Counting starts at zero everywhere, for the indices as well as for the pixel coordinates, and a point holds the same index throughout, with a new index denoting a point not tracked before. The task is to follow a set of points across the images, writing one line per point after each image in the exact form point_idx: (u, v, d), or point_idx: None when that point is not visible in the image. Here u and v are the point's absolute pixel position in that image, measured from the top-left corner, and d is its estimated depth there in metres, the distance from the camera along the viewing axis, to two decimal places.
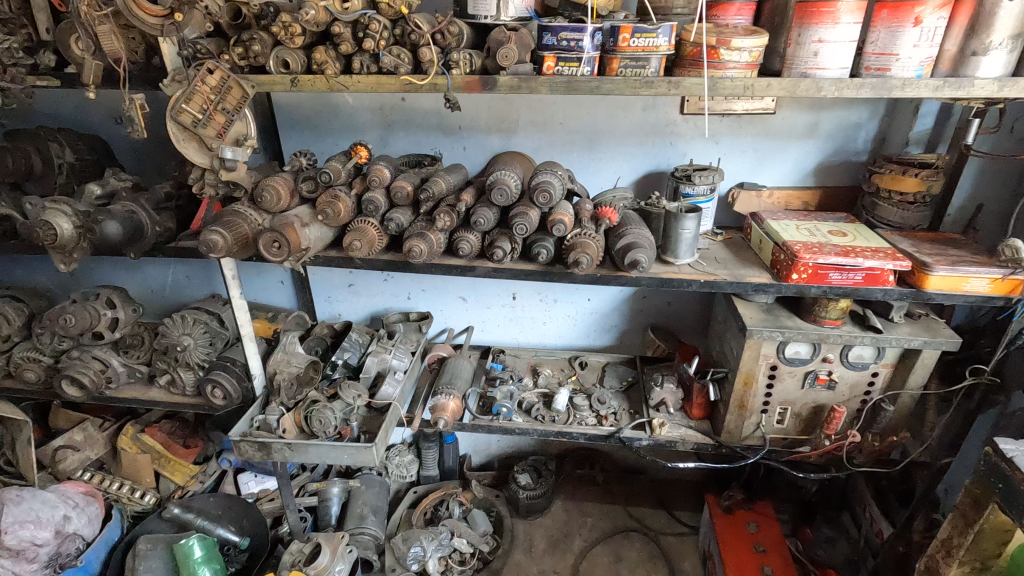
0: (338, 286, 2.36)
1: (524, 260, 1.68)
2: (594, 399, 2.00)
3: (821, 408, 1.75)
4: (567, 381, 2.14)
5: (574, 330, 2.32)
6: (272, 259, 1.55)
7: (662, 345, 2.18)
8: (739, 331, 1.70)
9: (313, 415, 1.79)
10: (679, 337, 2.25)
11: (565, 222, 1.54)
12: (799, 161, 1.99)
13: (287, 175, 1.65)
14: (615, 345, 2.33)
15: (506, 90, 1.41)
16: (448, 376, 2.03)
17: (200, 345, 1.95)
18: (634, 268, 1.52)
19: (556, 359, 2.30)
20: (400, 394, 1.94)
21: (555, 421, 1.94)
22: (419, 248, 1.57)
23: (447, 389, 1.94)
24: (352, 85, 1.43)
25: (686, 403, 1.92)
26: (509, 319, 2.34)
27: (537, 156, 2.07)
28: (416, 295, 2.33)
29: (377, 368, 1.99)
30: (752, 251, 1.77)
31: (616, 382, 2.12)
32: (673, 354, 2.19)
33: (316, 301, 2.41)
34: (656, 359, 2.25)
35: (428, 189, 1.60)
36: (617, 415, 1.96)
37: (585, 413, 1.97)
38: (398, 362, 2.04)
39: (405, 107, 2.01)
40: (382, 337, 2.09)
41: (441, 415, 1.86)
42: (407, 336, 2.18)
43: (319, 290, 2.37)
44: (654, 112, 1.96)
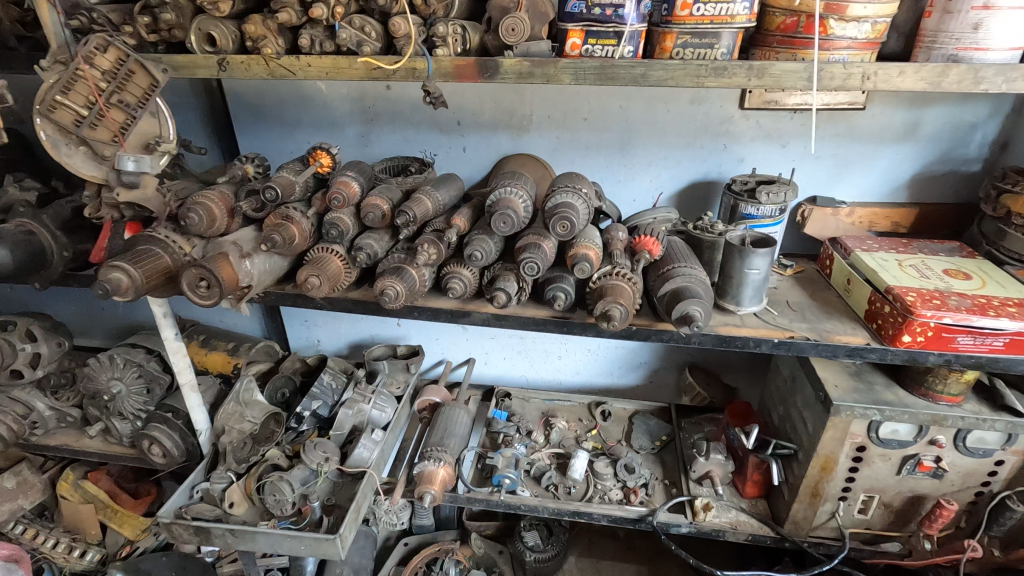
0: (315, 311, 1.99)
1: (536, 304, 1.28)
2: (620, 467, 1.61)
3: (919, 499, 1.35)
4: (587, 438, 1.74)
5: (594, 366, 1.92)
6: (199, 302, 1.17)
7: (703, 391, 1.78)
8: (815, 401, 1.29)
9: (267, 489, 1.43)
10: (724, 380, 1.84)
11: (591, 258, 1.14)
12: (889, 170, 1.56)
13: (226, 189, 1.26)
14: (645, 388, 1.93)
15: (512, 79, 0.99)
16: (439, 433, 1.63)
17: (134, 393, 1.58)
18: (685, 325, 1.12)
19: (573, 406, 1.89)
20: (378, 457, 1.58)
21: (571, 496, 1.55)
22: (397, 292, 1.19)
23: (437, 455, 1.54)
24: (300, 69, 1.03)
25: (737, 478, 1.52)
26: (518, 352, 1.95)
27: (554, 160, 1.66)
28: (407, 322, 1.95)
29: (353, 423, 1.63)
30: (834, 292, 1.36)
31: (647, 442, 1.71)
32: (717, 402, 1.79)
33: (291, 326, 2.04)
34: (695, 407, 1.84)
35: (409, 212, 1.20)
36: (648, 489, 1.57)
37: (608, 483, 1.58)
38: (379, 413, 1.66)
39: (391, 96, 1.61)
40: (362, 380, 1.71)
41: (426, 489, 1.48)
42: (393, 377, 1.79)
43: (294, 315, 2.00)
44: (705, 107, 1.54)
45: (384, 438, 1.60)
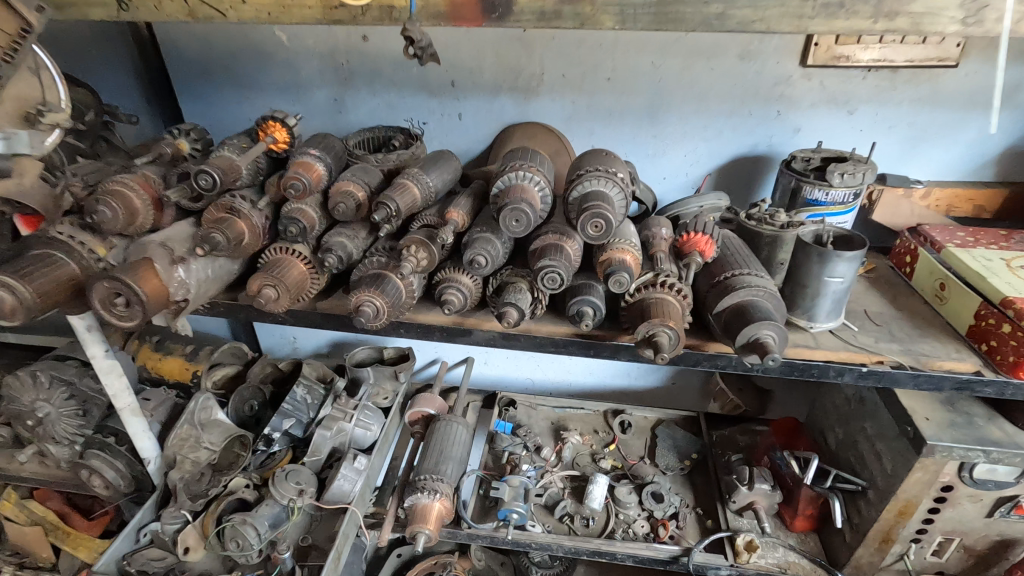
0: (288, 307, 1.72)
1: (556, 318, 1.01)
2: (645, 495, 1.38)
3: (1008, 543, 1.13)
4: (605, 455, 1.51)
5: (609, 368, 1.68)
6: (118, 324, 0.88)
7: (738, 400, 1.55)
8: (896, 434, 1.05)
9: (226, 534, 1.19)
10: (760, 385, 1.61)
11: (629, 266, 0.88)
12: (977, 142, 1.29)
13: (151, 173, 0.97)
14: (668, 392, 1.69)
15: (530, 22, 0.71)
16: (433, 455, 1.38)
17: (67, 415, 1.31)
18: (751, 355, 0.86)
19: (586, 415, 1.65)
20: (362, 489, 1.32)
21: (589, 530, 1.33)
22: (379, 307, 0.92)
23: (431, 486, 1.30)
24: (233, 9, 0.73)
25: (785, 510, 1.29)
26: (522, 352, 1.69)
27: (570, 129, 1.36)
28: None
29: (332, 445, 1.38)
30: (918, 299, 1.10)
31: (675, 461, 1.49)
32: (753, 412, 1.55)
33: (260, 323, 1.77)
34: (727, 416, 1.61)
35: (389, 204, 0.92)
36: (681, 521, 1.34)
37: (631, 512, 1.37)
38: (363, 432, 1.43)
39: (368, 50, 1.30)
40: (342, 394, 1.45)
41: (419, 529, 1.26)
42: (380, 387, 1.54)
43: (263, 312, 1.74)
44: (756, 63, 1.25)
45: (369, 465, 1.35)
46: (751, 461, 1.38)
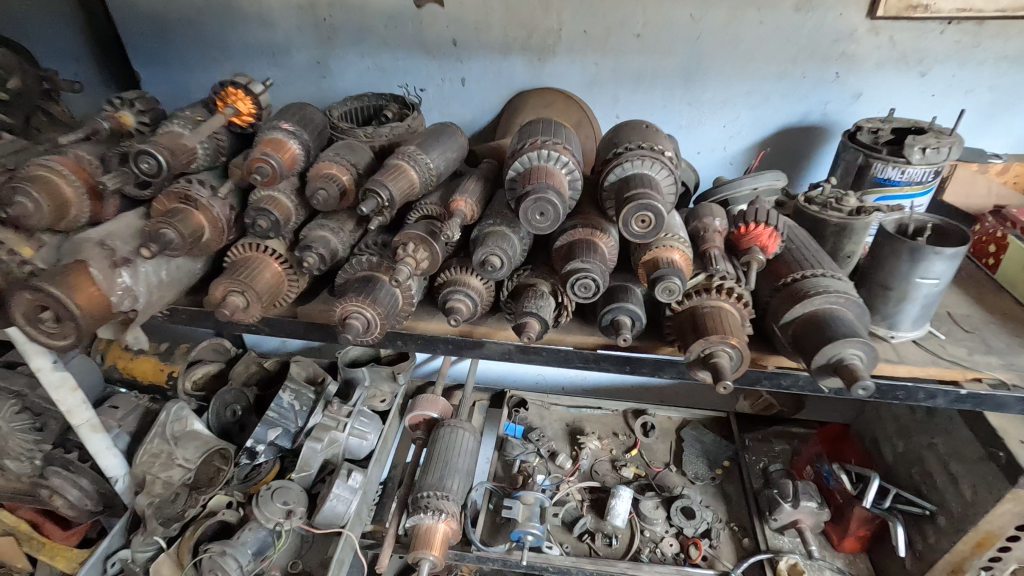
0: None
1: (584, 326, 0.85)
2: (674, 510, 1.24)
3: None
4: (627, 462, 1.37)
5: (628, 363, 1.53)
6: (48, 343, 0.72)
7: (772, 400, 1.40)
8: (980, 457, 0.90)
9: (204, 566, 1.05)
10: None
11: (680, 268, 0.71)
12: None
13: (86, 153, 0.79)
14: (692, 390, 1.54)
15: None
16: (437, 468, 1.23)
17: (22, 430, 1.16)
18: (832, 378, 0.69)
19: (604, 416, 1.51)
20: (358, 508, 1.18)
21: (613, 551, 1.20)
22: (371, 319, 0.75)
23: (436, 505, 1.16)
24: None
25: (831, 529, 1.16)
26: None
27: (592, 95, 1.17)
28: None
29: (323, 458, 1.23)
30: (1009, 298, 0.93)
31: (705, 468, 1.34)
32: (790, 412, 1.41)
33: None
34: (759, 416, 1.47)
35: (380, 191, 0.75)
36: (714, 540, 1.20)
37: (657, 529, 1.23)
38: (359, 441, 1.28)
39: (355, 2, 1.10)
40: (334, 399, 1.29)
41: (423, 555, 1.13)
42: (376, 389, 1.39)
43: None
44: (815, 15, 1.05)
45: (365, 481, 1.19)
46: (791, 474, 1.24)
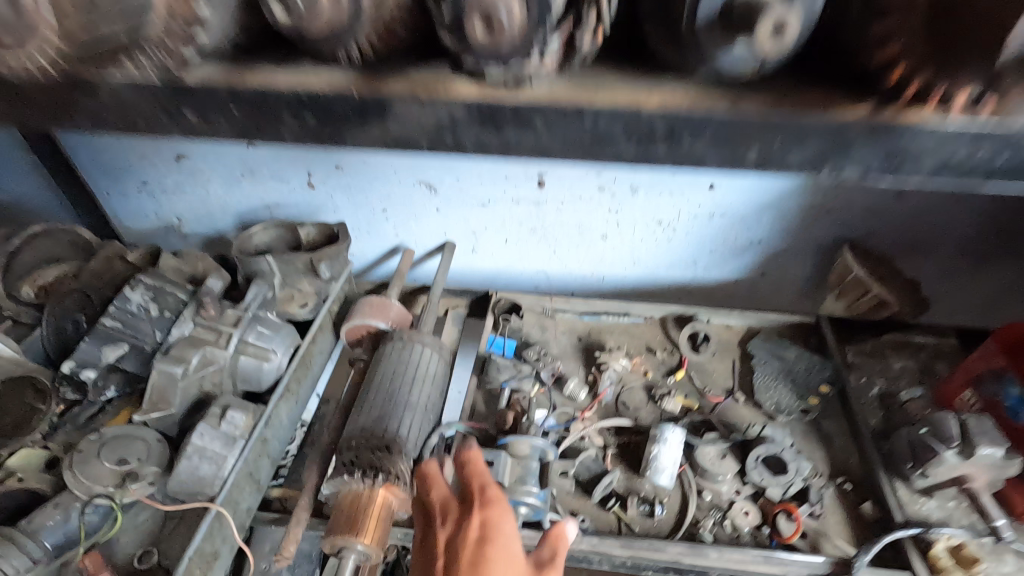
0: (156, 162, 1.10)
1: (634, 80, 0.37)
2: (751, 462, 0.79)
3: None
4: (671, 391, 0.92)
5: (664, 250, 1.13)
6: None
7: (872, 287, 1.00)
8: None
9: None
10: (893, 265, 1.08)
11: None
12: None
13: None
14: (752, 289, 1.17)
15: None
16: (375, 404, 0.79)
17: None
18: None
19: (632, 325, 1.04)
20: (241, 466, 0.71)
21: (657, 525, 0.77)
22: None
23: (370, 462, 0.72)
24: None
25: (1013, 490, 0.72)
26: (533, 232, 1.14)
27: None
28: (331, 178, 1.09)
29: (194, 390, 0.77)
30: None
31: (792, 398, 0.89)
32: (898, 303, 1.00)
33: (116, 198, 1.17)
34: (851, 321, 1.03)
35: None
36: (816, 506, 0.76)
37: (723, 490, 0.79)
38: (253, 361, 0.81)
39: None
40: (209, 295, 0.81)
41: (349, 542, 0.67)
42: (292, 290, 0.92)
43: (123, 174, 1.13)
44: None
45: (251, 421, 0.73)
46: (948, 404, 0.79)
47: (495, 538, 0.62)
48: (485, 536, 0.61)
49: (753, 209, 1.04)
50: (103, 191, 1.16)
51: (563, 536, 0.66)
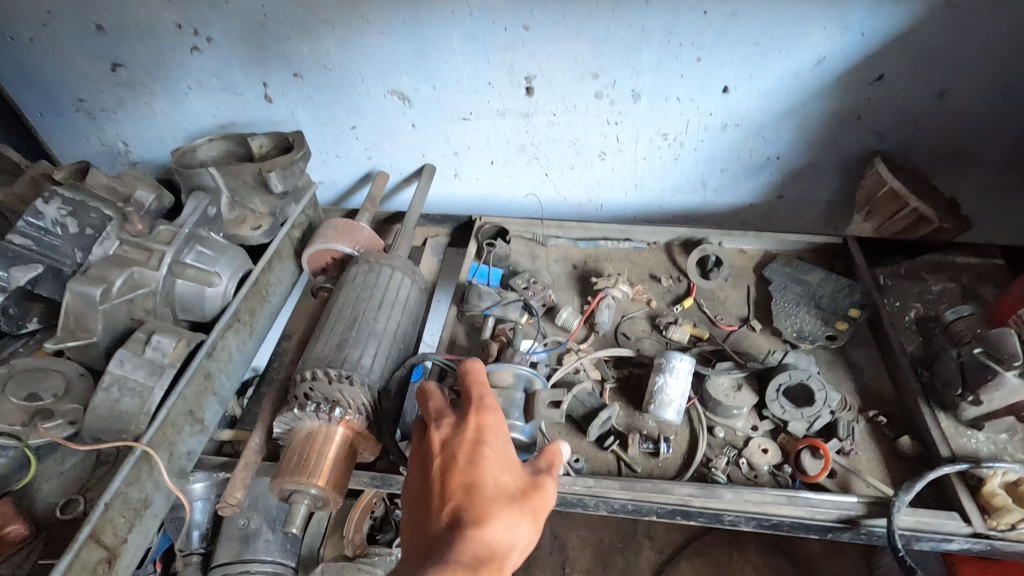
0: (90, 74, 0.97)
1: None
2: (771, 392, 0.69)
3: None
4: (678, 319, 0.81)
5: (670, 170, 1.00)
6: None
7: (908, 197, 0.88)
8: None
9: None
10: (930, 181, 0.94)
11: None
12: None
13: None
14: (768, 213, 1.05)
15: None
16: (335, 332, 0.68)
17: None
18: None
19: (632, 252, 0.93)
20: (174, 402, 0.61)
21: (662, 466, 0.67)
22: None
23: (326, 395, 0.61)
24: None
25: None
26: (521, 150, 1.01)
27: None
28: (290, 89, 0.95)
29: (123, 319, 0.66)
30: None
31: (816, 324, 0.79)
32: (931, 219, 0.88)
33: (52, 119, 1.04)
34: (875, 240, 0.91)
35: None
36: (846, 443, 0.66)
37: (738, 426, 0.70)
38: (192, 287, 0.71)
39: None
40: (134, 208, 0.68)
41: (297, 485, 0.58)
42: (244, 210, 0.81)
43: (55, 91, 1.00)
44: None
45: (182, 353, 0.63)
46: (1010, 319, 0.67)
47: (493, 439, 0.54)
48: (481, 435, 0.54)
49: (774, 116, 0.90)
50: (38, 112, 1.04)
51: (559, 454, 0.58)
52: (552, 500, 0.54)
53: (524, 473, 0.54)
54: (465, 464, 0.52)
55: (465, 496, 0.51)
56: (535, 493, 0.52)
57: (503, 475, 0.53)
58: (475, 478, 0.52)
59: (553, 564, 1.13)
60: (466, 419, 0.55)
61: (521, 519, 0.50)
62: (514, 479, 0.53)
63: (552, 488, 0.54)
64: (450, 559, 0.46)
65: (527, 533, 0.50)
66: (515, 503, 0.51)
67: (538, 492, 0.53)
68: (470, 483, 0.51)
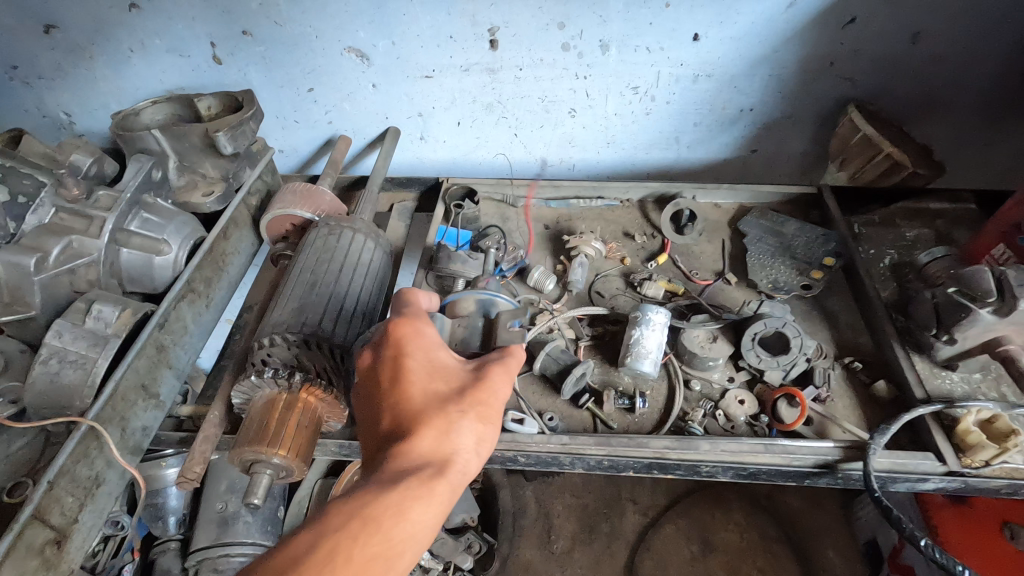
0: (21, 37, 0.90)
1: None
2: (747, 342, 0.68)
3: None
4: (653, 275, 0.79)
5: (643, 124, 0.97)
6: None
7: (870, 134, 0.87)
8: None
9: None
10: (903, 128, 0.93)
11: None
12: None
13: None
14: (743, 169, 1.04)
15: None
16: (294, 297, 0.65)
17: None
18: None
19: (606, 210, 0.90)
20: (121, 375, 0.58)
21: (637, 421, 0.65)
22: None
23: (283, 359, 0.58)
24: None
25: None
26: (488, 108, 0.97)
27: None
28: (240, 47, 0.90)
29: (66, 291, 0.62)
30: None
31: (791, 275, 0.78)
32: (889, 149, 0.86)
33: None
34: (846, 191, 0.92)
35: None
36: (822, 390, 0.66)
37: (714, 378, 0.68)
38: (131, 254, 0.66)
39: None
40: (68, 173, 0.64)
41: (258, 454, 0.55)
42: (194, 175, 0.77)
43: None
44: None
45: (123, 324, 0.59)
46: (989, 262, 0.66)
47: (414, 352, 0.52)
48: (401, 354, 0.52)
49: (746, 65, 0.87)
50: None
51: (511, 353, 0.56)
52: (493, 392, 0.50)
53: (459, 378, 0.51)
54: (390, 386, 0.50)
55: (395, 415, 0.49)
56: (472, 389, 0.50)
57: (433, 384, 0.50)
58: (402, 395, 0.49)
59: (538, 533, 1.13)
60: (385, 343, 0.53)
61: (458, 419, 0.48)
62: (447, 386, 0.51)
63: (493, 380, 0.51)
64: (377, 473, 0.44)
65: (469, 429, 0.48)
66: (447, 405, 0.48)
67: (473, 391, 0.50)
68: (399, 401, 0.49)
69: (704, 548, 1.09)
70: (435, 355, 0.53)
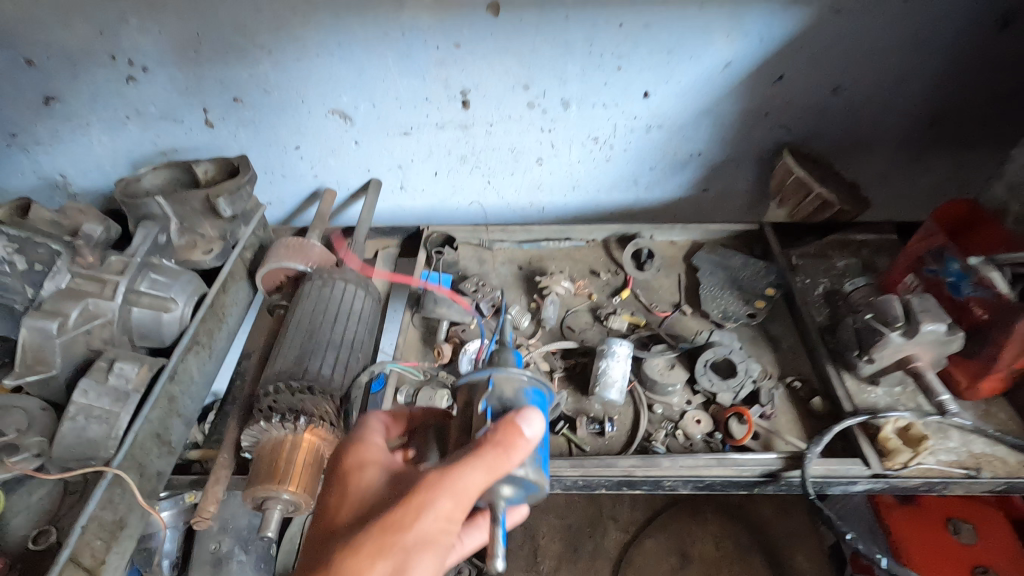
0: (21, 108, 0.96)
1: None
2: (700, 368, 0.77)
3: None
4: (617, 310, 0.88)
5: (604, 169, 1.07)
6: None
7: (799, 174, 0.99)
8: None
9: None
10: (832, 167, 1.05)
11: None
12: None
13: None
14: (697, 206, 1.14)
15: None
16: (294, 346, 0.71)
17: None
18: None
19: (573, 250, 0.99)
20: (138, 428, 0.63)
21: (608, 443, 0.73)
22: None
23: (288, 404, 0.65)
24: None
25: (957, 368, 0.72)
26: (462, 159, 1.06)
27: None
28: (231, 112, 0.97)
29: (83, 350, 0.68)
30: None
31: (738, 304, 0.87)
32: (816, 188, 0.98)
33: None
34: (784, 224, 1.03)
35: None
36: (767, 407, 0.75)
37: (674, 402, 0.77)
38: (141, 313, 0.72)
39: None
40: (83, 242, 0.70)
41: (271, 491, 0.61)
42: (194, 235, 0.83)
43: None
44: None
45: (140, 380, 0.64)
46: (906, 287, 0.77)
47: (341, 479, 0.53)
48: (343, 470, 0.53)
49: (691, 116, 0.98)
50: None
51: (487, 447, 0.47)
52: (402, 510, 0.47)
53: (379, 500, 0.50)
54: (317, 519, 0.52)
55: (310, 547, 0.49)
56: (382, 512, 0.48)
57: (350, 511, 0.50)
58: (333, 514, 0.51)
59: (526, 554, 1.19)
60: (337, 462, 0.56)
61: (353, 550, 0.46)
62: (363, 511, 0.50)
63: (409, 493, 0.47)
64: None
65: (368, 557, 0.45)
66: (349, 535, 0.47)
67: (388, 509, 0.47)
68: (324, 519, 0.51)
69: (682, 560, 1.16)
70: (360, 478, 0.53)
